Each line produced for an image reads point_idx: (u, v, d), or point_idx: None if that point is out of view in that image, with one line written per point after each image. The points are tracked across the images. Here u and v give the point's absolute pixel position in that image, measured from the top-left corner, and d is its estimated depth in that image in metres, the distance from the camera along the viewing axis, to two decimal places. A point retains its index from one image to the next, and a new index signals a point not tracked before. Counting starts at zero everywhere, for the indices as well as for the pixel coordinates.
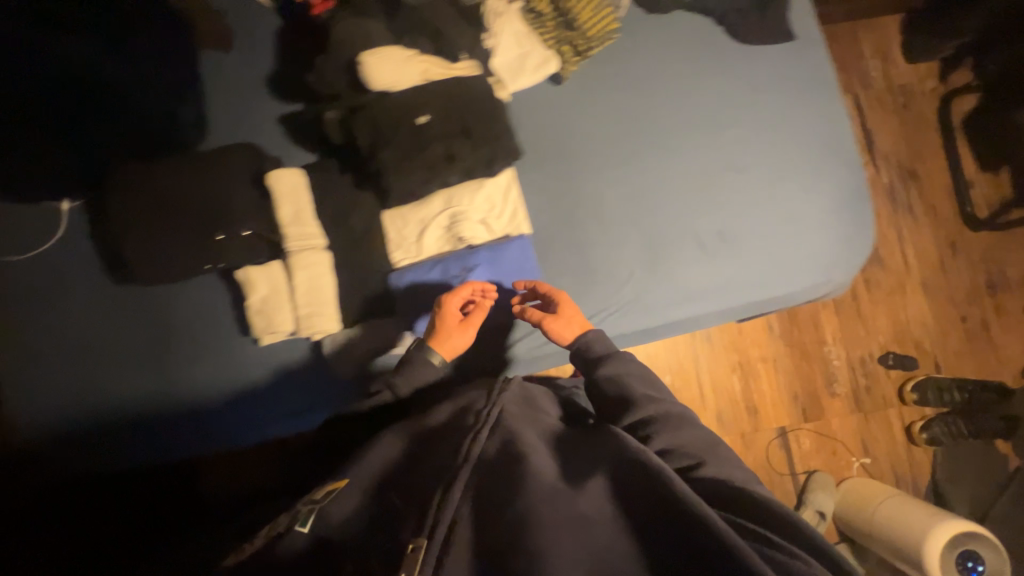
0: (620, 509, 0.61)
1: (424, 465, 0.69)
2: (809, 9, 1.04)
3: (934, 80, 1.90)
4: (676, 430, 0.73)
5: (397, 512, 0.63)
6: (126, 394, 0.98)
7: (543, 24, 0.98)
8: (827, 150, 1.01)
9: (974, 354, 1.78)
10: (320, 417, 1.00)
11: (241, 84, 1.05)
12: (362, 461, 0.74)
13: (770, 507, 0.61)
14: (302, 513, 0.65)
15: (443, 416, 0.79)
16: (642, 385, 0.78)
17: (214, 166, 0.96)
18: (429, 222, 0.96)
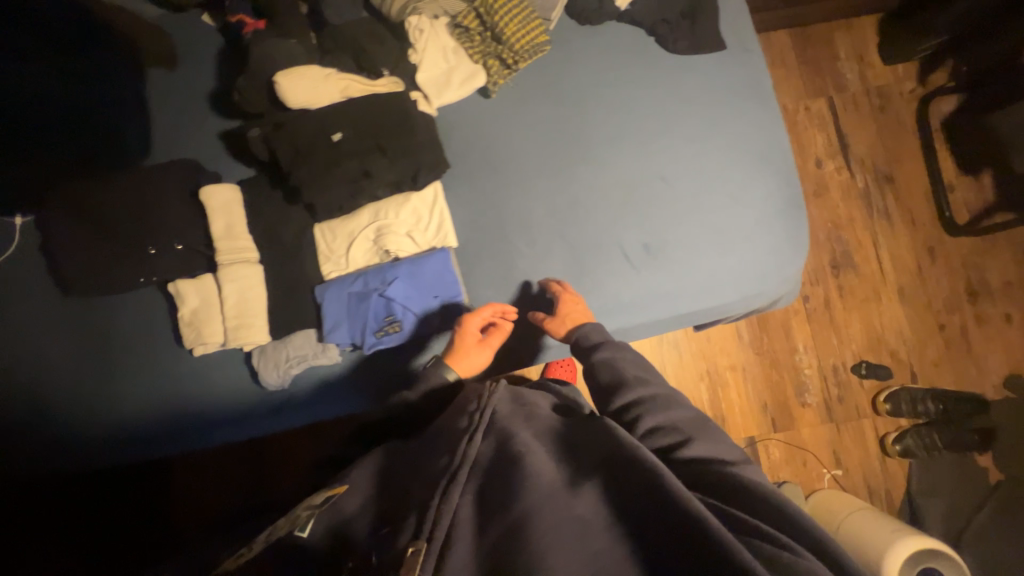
0: (617, 512, 0.56)
1: (418, 468, 0.67)
2: (743, 19, 1.03)
3: (912, 81, 1.85)
4: (665, 414, 0.73)
5: (392, 515, 0.60)
6: (108, 405, 0.99)
7: (471, 39, 0.99)
8: (759, 161, 1.00)
9: (952, 363, 1.73)
10: (292, 416, 1.00)
11: (184, 101, 1.08)
12: (358, 471, 0.73)
13: (760, 491, 0.60)
14: (302, 518, 0.63)
15: (440, 419, 0.77)
16: (637, 371, 0.79)
17: (151, 181, 1.00)
18: (356, 235, 0.97)
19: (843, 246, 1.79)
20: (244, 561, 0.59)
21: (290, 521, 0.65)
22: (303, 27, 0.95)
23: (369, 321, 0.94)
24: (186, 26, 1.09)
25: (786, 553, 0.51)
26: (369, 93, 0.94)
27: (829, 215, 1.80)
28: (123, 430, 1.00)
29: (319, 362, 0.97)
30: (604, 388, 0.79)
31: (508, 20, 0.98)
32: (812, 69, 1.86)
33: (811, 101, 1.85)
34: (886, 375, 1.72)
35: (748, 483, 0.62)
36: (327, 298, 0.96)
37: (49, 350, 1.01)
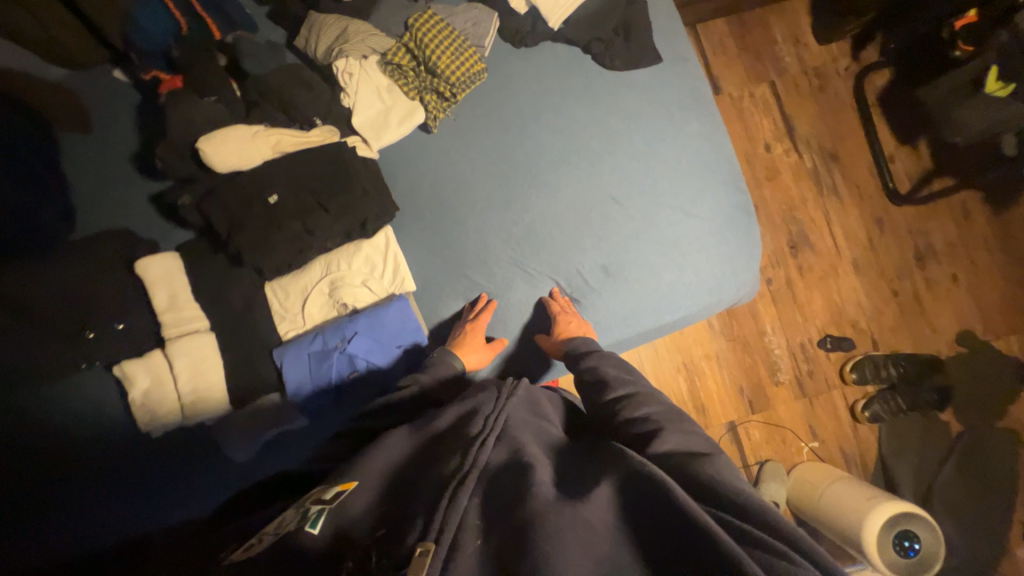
0: (625, 516, 0.56)
1: (424, 469, 0.61)
2: (675, 29, 1.03)
3: (846, 59, 1.90)
4: (640, 408, 0.74)
5: (404, 518, 0.54)
6: (87, 427, 0.92)
7: (404, 75, 0.96)
8: (708, 170, 1.00)
9: (908, 327, 1.81)
10: (272, 461, 0.93)
11: (102, 165, 1.01)
12: (369, 454, 0.65)
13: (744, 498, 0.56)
14: (312, 512, 0.54)
15: (449, 418, 0.70)
16: (617, 371, 0.83)
17: (72, 255, 0.91)
18: (310, 291, 0.94)
19: (798, 226, 1.85)
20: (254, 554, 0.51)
21: (298, 515, 0.55)
22: (224, 81, 0.90)
23: (331, 380, 0.92)
24: (99, 86, 1.02)
25: (783, 560, 0.49)
26: (304, 146, 0.89)
27: (783, 197, 1.85)
28: (88, 486, 0.89)
29: (287, 425, 0.93)
30: (590, 388, 0.82)
31: (439, 53, 0.95)
32: (752, 56, 1.89)
33: (755, 87, 1.89)
34: (849, 345, 1.79)
35: (733, 487, 0.58)
36: (287, 360, 0.93)
37: None
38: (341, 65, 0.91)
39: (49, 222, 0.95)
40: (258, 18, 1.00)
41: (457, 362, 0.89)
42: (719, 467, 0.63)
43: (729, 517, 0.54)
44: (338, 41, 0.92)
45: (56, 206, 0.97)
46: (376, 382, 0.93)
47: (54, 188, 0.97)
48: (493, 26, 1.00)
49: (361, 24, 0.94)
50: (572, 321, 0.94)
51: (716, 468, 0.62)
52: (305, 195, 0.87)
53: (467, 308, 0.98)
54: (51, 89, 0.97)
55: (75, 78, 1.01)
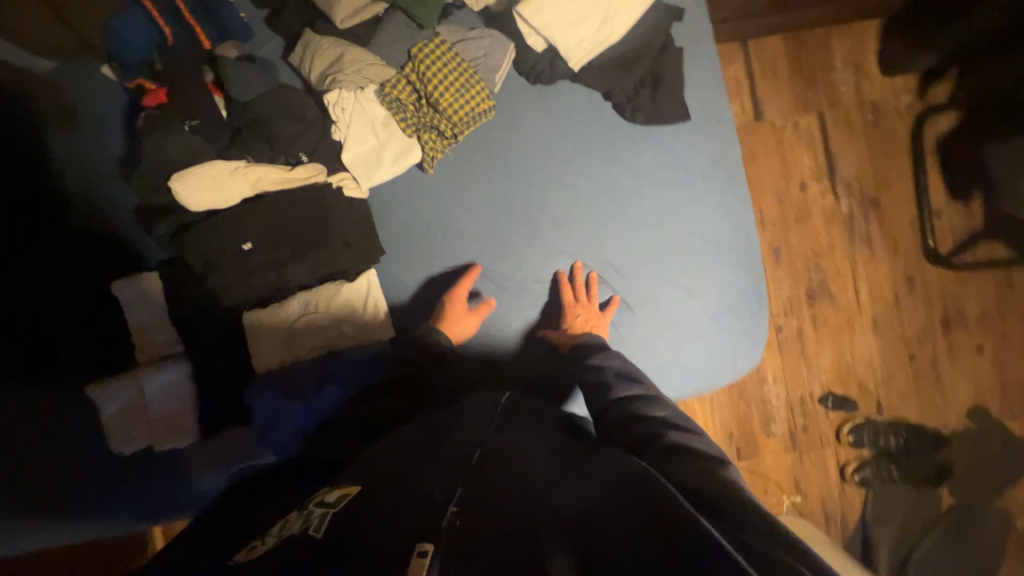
0: (613, 516, 0.54)
1: (422, 472, 0.63)
2: (711, 84, 0.93)
3: (910, 95, 1.72)
4: (643, 412, 0.73)
5: (405, 518, 0.54)
6: (54, 417, 0.91)
7: (402, 109, 0.88)
8: (719, 250, 0.92)
9: (918, 395, 1.72)
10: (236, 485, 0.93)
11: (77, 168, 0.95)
12: (372, 466, 0.68)
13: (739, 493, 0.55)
14: (316, 516, 0.58)
15: (450, 420, 0.73)
16: (619, 374, 0.80)
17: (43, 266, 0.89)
18: (286, 330, 0.89)
19: (821, 275, 1.73)
20: (259, 554, 0.55)
21: (303, 520, 0.59)
22: (210, 103, 0.84)
23: (299, 424, 0.88)
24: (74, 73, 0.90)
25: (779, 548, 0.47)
26: (287, 184, 0.85)
27: (810, 242, 1.73)
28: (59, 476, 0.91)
29: (256, 460, 0.92)
30: (592, 387, 0.80)
31: (444, 89, 0.87)
32: (804, 81, 1.71)
33: (801, 117, 1.72)
34: (850, 406, 1.71)
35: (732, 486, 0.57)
36: (254, 400, 0.88)
37: None
38: (333, 97, 0.85)
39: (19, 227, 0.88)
40: (255, 23, 0.91)
41: (440, 336, 0.86)
42: (717, 469, 0.62)
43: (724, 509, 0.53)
44: (333, 67, 0.84)
45: (24, 211, 0.88)
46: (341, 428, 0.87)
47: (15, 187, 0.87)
48: (507, 58, 0.90)
49: (360, 50, 0.85)
50: (581, 314, 0.89)
51: (713, 471, 0.61)
52: (284, 240, 0.85)
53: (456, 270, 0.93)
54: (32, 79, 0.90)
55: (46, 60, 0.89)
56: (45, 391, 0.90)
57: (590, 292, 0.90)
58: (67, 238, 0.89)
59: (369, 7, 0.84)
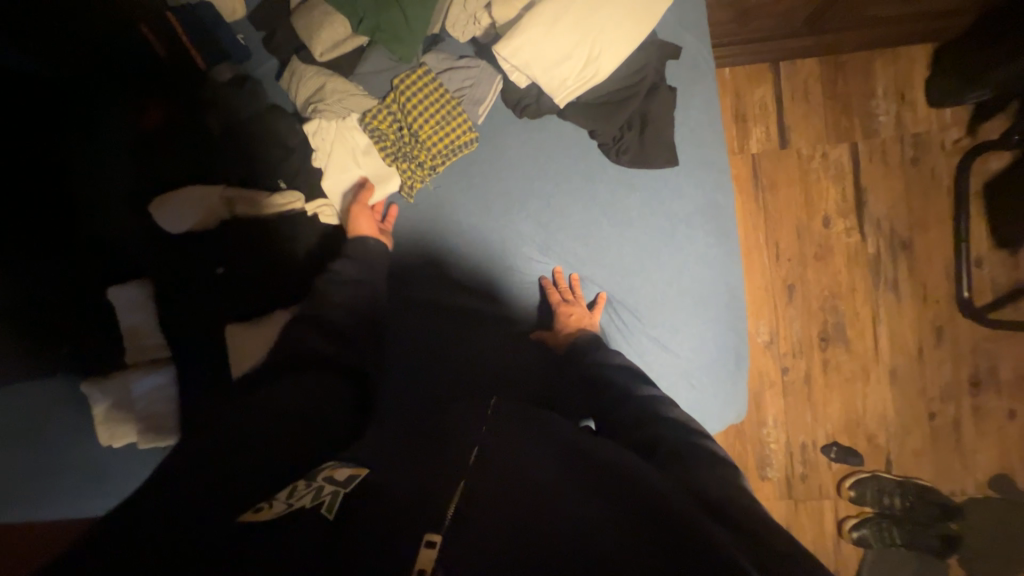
0: (630, 509, 0.48)
1: (421, 459, 0.57)
2: (707, 128, 0.88)
3: (959, 131, 1.58)
4: (657, 411, 0.69)
5: (408, 505, 0.48)
6: (53, 409, 0.99)
7: (383, 138, 0.88)
8: (699, 301, 0.89)
9: (934, 455, 1.60)
10: None
11: None
12: (365, 450, 0.62)
13: (760, 518, 0.50)
14: (326, 491, 0.51)
15: (451, 413, 0.69)
16: (628, 371, 0.79)
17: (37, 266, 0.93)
18: (250, 351, 0.90)
19: (837, 317, 1.62)
20: (267, 518, 0.49)
21: (311, 492, 0.53)
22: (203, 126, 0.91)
23: None
24: (81, 87, 0.94)
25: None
26: (266, 210, 0.89)
27: (829, 281, 1.62)
28: (52, 462, 0.99)
29: None
30: (591, 382, 0.80)
31: (425, 120, 0.87)
32: (838, 109, 1.59)
33: (831, 147, 1.60)
34: (856, 460, 1.61)
35: (747, 504, 0.52)
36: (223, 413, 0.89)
37: None
38: (310, 129, 0.86)
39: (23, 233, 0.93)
40: (252, 43, 0.94)
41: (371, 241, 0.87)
42: (730, 476, 0.58)
43: (743, 524, 0.49)
44: (315, 96, 0.86)
45: (30, 215, 0.94)
46: None
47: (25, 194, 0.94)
48: (492, 90, 0.88)
49: (342, 81, 0.86)
50: (574, 314, 0.88)
51: (723, 477, 0.57)
52: (260, 263, 0.91)
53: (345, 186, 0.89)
54: (39, 88, 0.93)
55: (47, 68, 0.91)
56: (44, 382, 0.98)
57: (578, 293, 0.89)
58: (66, 243, 0.95)
59: (350, 39, 0.85)
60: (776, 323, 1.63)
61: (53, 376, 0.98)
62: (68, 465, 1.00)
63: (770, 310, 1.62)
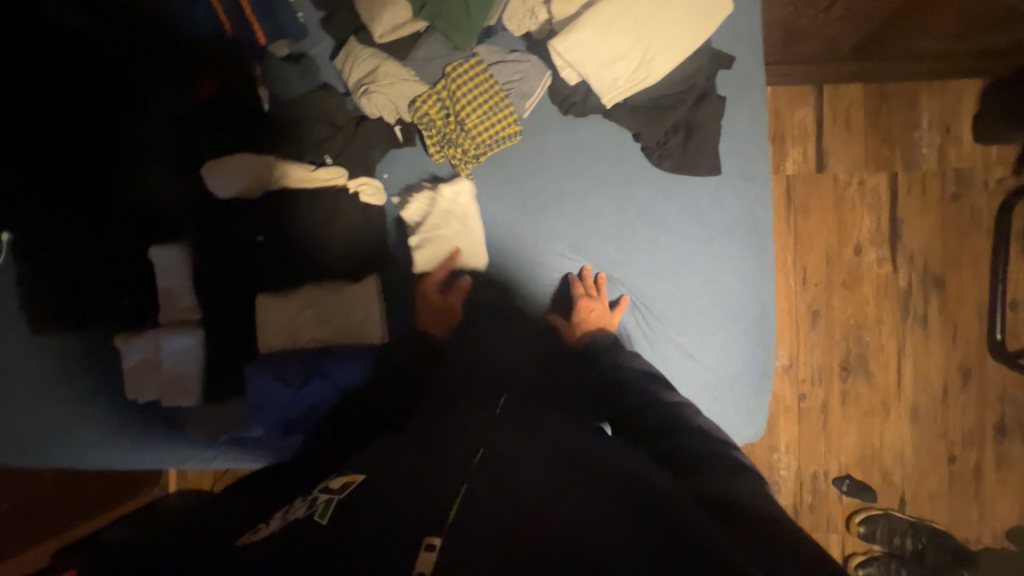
0: (629, 522, 0.50)
1: (424, 470, 0.60)
2: (752, 141, 0.88)
3: (1003, 169, 1.55)
4: (681, 414, 0.69)
5: (408, 512, 0.52)
6: (88, 359, 1.03)
7: (429, 124, 0.90)
8: (728, 313, 0.88)
9: (951, 500, 1.55)
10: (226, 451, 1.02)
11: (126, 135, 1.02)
12: (380, 466, 0.66)
13: (766, 507, 0.52)
14: (320, 501, 0.58)
15: (463, 422, 0.75)
16: (648, 374, 0.79)
17: (94, 222, 0.99)
18: (281, 323, 0.93)
19: (860, 348, 1.59)
20: (260, 539, 0.55)
21: (308, 505, 0.60)
22: (254, 95, 0.92)
23: (282, 412, 0.96)
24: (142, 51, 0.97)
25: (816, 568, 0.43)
26: (308, 183, 0.90)
27: (855, 311, 1.59)
28: (85, 410, 1.04)
29: (246, 431, 1.00)
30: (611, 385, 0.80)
31: (472, 109, 0.88)
32: (880, 137, 1.57)
33: (869, 175, 1.58)
34: (869, 496, 1.56)
35: (760, 497, 0.54)
36: (250, 378, 0.94)
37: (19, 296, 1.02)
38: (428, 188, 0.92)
39: (80, 189, 0.98)
40: (310, 23, 0.95)
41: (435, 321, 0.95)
42: (753, 484, 0.57)
43: (748, 519, 0.51)
44: (368, 78, 0.88)
45: (87, 172, 0.98)
46: (322, 403, 0.96)
47: (82, 151, 0.98)
48: (541, 86, 0.89)
49: (395, 65, 0.88)
50: (595, 311, 0.88)
51: (743, 488, 0.56)
52: (296, 237, 0.92)
53: (436, 247, 0.92)
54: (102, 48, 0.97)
55: (108, 32, 0.94)
56: (84, 332, 1.02)
57: (601, 294, 0.89)
58: (118, 201, 0.99)
59: (409, 23, 0.85)
60: (797, 348, 1.60)
61: (90, 328, 1.02)
62: (98, 415, 1.04)
63: (792, 335, 1.60)
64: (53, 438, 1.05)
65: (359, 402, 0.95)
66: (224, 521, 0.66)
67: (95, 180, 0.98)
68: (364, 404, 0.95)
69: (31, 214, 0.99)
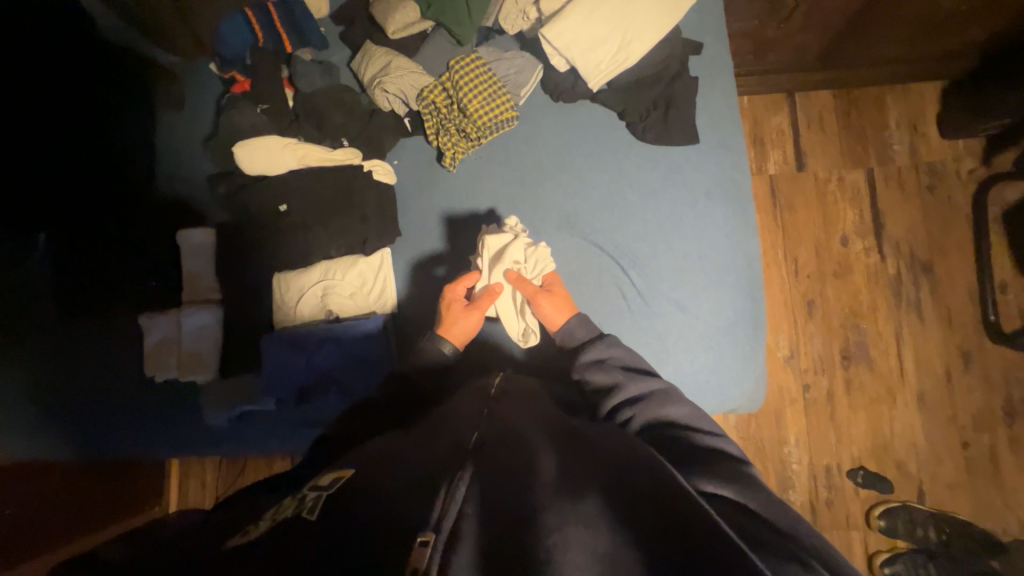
0: (622, 509, 0.54)
1: (414, 468, 0.63)
2: (725, 115, 0.98)
3: (973, 161, 1.65)
4: (663, 412, 0.77)
5: (396, 506, 0.56)
6: (113, 341, 1.09)
7: (436, 112, 1.00)
8: (717, 269, 0.95)
9: (969, 489, 1.52)
10: (241, 428, 1.05)
11: (160, 136, 1.12)
12: (372, 461, 0.67)
13: (750, 475, 0.64)
14: (309, 501, 0.59)
15: (459, 405, 0.81)
16: (627, 367, 0.83)
17: (136, 215, 1.10)
18: (305, 291, 1.00)
19: (859, 336, 1.61)
20: (251, 540, 0.55)
21: (296, 504, 0.60)
22: (281, 93, 1.04)
23: (297, 379, 0.99)
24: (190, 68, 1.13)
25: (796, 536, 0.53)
26: (327, 163, 1.01)
27: (849, 299, 1.63)
28: (104, 395, 1.08)
29: (260, 405, 1.02)
30: (599, 384, 0.83)
31: (473, 97, 0.98)
32: (853, 137, 1.69)
33: (847, 171, 1.68)
34: (885, 487, 1.52)
35: (745, 475, 0.64)
36: (269, 346, 0.98)
37: (45, 283, 1.06)
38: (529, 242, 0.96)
39: (127, 183, 1.10)
40: (331, 36, 1.09)
41: (445, 343, 0.92)
42: (732, 471, 0.65)
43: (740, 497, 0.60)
44: (380, 72, 0.99)
45: (135, 170, 1.10)
46: (339, 370, 0.99)
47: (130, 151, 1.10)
48: (534, 78, 1.00)
49: (405, 60, 1.00)
50: (553, 299, 0.90)
51: (718, 483, 0.62)
52: (315, 209, 1.00)
53: (495, 275, 0.94)
54: (153, 64, 1.11)
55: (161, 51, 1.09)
56: (112, 313, 1.09)
57: (555, 285, 0.93)
58: (160, 194, 1.11)
59: (418, 24, 1.00)
60: (796, 338, 1.62)
61: (122, 309, 1.09)
62: (116, 400, 1.08)
63: (790, 324, 1.63)
64: (68, 423, 1.06)
65: (373, 365, 0.98)
66: (209, 515, 0.65)
67: (144, 176, 1.11)
68: (377, 370, 0.99)
69: (74, 205, 1.08)
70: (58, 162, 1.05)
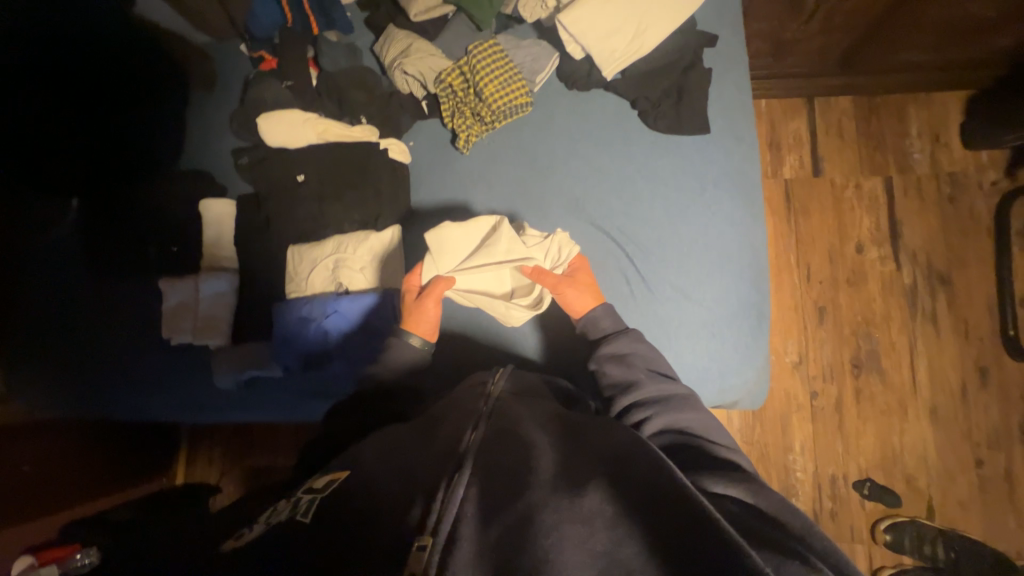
0: (623, 509, 0.55)
1: (416, 462, 0.65)
2: (738, 107, 0.99)
3: (996, 172, 1.62)
4: (674, 414, 0.75)
5: (389, 511, 0.58)
6: (133, 303, 1.13)
7: (452, 95, 1.03)
8: (723, 258, 0.95)
9: (982, 507, 1.47)
10: (248, 393, 1.08)
11: (187, 111, 1.17)
12: (369, 455, 0.68)
13: (760, 482, 0.63)
14: (302, 505, 0.61)
15: (466, 387, 0.80)
16: (647, 363, 0.83)
17: (162, 184, 1.15)
18: (317, 263, 1.02)
19: (871, 345, 1.58)
20: (246, 544, 0.57)
21: (291, 506, 0.62)
22: (304, 72, 1.08)
23: (304, 346, 1.01)
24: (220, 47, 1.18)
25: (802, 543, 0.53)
26: (345, 138, 1.04)
27: (862, 308, 1.60)
28: (118, 356, 1.11)
29: (268, 371, 1.06)
30: (615, 380, 0.82)
31: (489, 80, 1.00)
32: (871, 144, 1.67)
33: (864, 178, 1.66)
34: (893, 501, 1.48)
35: (754, 482, 0.63)
36: (282, 317, 1.01)
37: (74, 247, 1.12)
38: (545, 233, 0.99)
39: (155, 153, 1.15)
40: (355, 20, 1.13)
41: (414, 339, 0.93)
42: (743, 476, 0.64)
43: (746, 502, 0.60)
44: (401, 54, 1.03)
45: (163, 140, 1.15)
46: (343, 338, 1.01)
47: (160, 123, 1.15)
48: (550, 65, 1.02)
49: (425, 43, 1.04)
50: (576, 287, 0.91)
51: (728, 484, 0.62)
52: (332, 181, 1.03)
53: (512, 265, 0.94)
54: (185, 42, 1.16)
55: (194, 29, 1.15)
56: (133, 276, 1.13)
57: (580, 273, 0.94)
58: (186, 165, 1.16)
59: (439, 8, 1.04)
60: (806, 345, 1.60)
61: (143, 273, 1.14)
62: (129, 362, 1.11)
63: (800, 331, 1.60)
64: (83, 383, 1.10)
65: (377, 337, 1.00)
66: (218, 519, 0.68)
67: (171, 147, 1.16)
68: (381, 343, 1.00)
69: (105, 171, 1.13)
70: (93, 129, 1.10)
